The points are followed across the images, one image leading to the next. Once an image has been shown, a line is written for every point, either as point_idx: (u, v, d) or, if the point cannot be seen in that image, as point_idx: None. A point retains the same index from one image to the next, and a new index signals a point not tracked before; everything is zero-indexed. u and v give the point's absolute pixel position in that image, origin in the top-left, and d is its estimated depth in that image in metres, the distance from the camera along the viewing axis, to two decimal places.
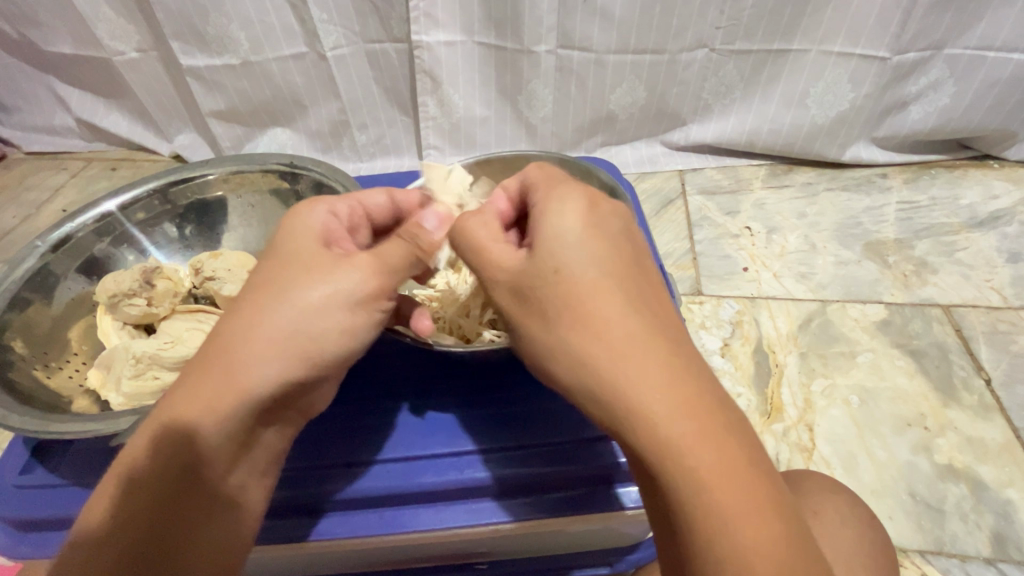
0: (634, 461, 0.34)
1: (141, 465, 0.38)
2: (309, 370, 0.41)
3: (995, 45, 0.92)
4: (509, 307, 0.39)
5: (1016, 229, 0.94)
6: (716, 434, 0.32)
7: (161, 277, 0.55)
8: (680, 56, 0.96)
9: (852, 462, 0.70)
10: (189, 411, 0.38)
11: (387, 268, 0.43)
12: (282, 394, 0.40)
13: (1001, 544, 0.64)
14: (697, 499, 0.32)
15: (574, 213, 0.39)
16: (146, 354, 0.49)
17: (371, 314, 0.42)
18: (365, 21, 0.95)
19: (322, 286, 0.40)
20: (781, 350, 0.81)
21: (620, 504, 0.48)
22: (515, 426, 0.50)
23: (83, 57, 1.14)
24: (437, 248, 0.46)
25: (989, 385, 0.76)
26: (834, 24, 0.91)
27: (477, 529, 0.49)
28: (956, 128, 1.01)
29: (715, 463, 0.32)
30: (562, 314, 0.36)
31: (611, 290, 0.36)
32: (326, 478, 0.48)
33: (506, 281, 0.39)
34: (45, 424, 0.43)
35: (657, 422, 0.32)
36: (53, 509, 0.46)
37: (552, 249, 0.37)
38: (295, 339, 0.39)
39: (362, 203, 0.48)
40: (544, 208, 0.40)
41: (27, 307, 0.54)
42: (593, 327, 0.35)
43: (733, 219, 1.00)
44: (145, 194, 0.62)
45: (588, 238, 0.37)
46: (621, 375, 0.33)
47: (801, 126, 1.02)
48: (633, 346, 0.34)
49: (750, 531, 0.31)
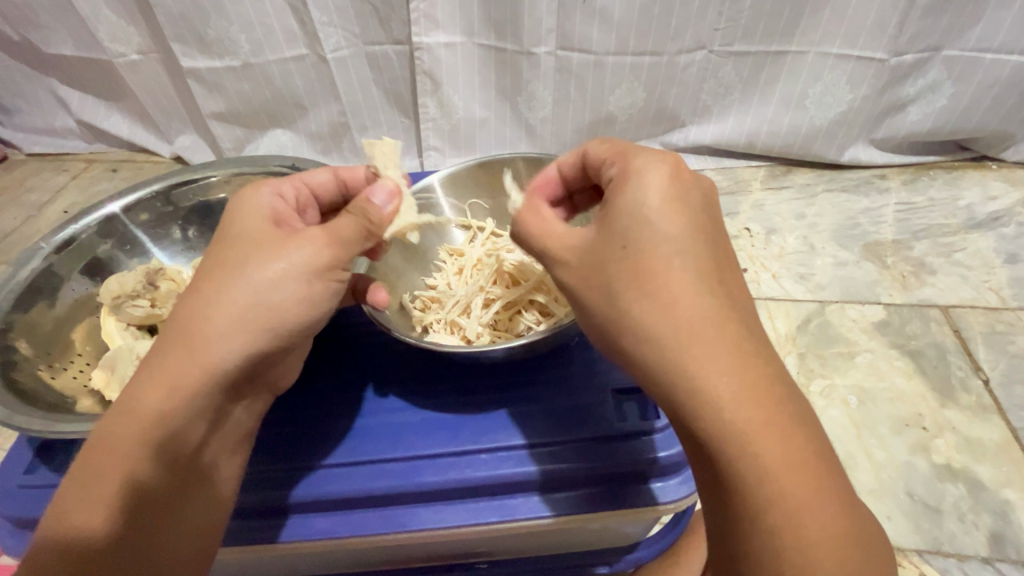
0: (688, 437, 0.35)
1: (116, 452, 0.38)
2: (270, 342, 0.42)
3: (992, 47, 0.92)
4: (576, 280, 0.39)
5: (1014, 230, 0.95)
6: (778, 422, 0.34)
7: (165, 278, 0.55)
8: (679, 57, 0.96)
9: (851, 462, 0.71)
10: (159, 388, 0.39)
11: (336, 240, 0.43)
12: (248, 367, 0.41)
13: (999, 543, 0.65)
14: (754, 483, 0.33)
15: (654, 190, 0.37)
16: None
17: (328, 284, 0.43)
18: (365, 23, 0.96)
19: (276, 261, 0.41)
20: (779, 350, 0.81)
21: (617, 504, 0.48)
22: (516, 425, 0.50)
23: (83, 59, 1.14)
24: (386, 221, 0.47)
25: (987, 385, 0.77)
26: (832, 26, 0.91)
27: (475, 528, 0.49)
28: (954, 129, 1.02)
29: (777, 451, 0.33)
30: (633, 292, 0.36)
31: (685, 272, 0.35)
32: (306, 478, 0.49)
33: (573, 255, 0.39)
34: (48, 424, 0.43)
35: (722, 406, 0.33)
36: None
37: (631, 225, 0.37)
38: (252, 311, 0.40)
39: (307, 182, 0.50)
40: (624, 180, 0.39)
41: (31, 308, 0.54)
42: (665, 307, 0.35)
43: (732, 220, 1.00)
44: (148, 196, 0.62)
45: (667, 218, 0.37)
46: (692, 357, 0.34)
47: (800, 127, 1.02)
48: (705, 330, 0.34)
49: (806, 513, 0.33)
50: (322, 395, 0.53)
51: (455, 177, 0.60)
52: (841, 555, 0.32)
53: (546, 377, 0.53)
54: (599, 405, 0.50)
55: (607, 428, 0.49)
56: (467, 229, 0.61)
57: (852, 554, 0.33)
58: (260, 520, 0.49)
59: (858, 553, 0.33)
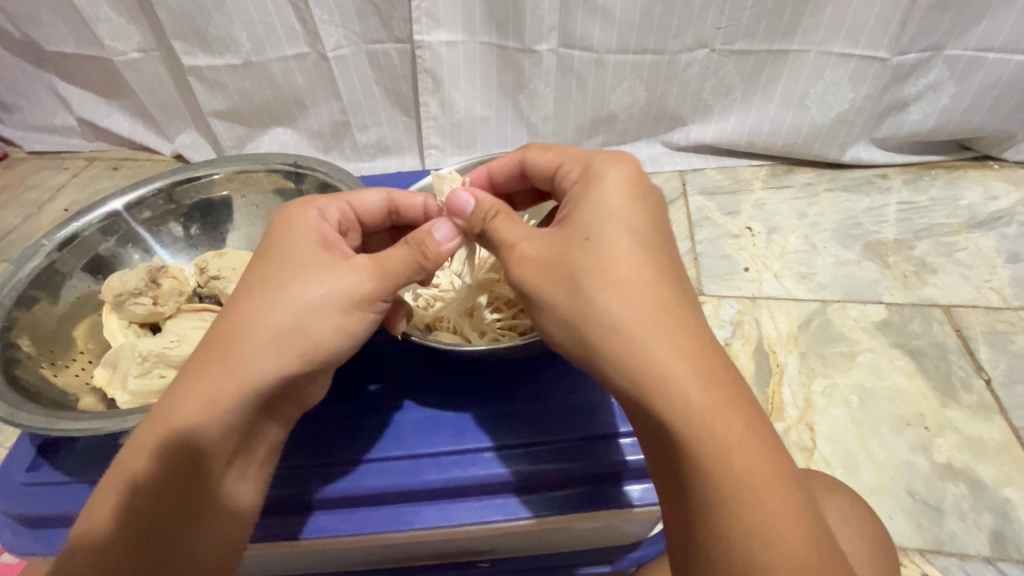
0: (652, 427, 0.36)
1: (138, 455, 0.39)
2: (305, 365, 0.41)
3: (995, 46, 0.92)
4: (535, 274, 0.39)
5: (1015, 230, 0.95)
6: (738, 407, 0.34)
7: (167, 276, 0.55)
8: (681, 56, 0.96)
9: (852, 462, 0.71)
10: (194, 399, 0.39)
11: (383, 269, 0.43)
12: (283, 387, 0.41)
13: (999, 543, 0.65)
14: (718, 464, 0.33)
15: (613, 192, 0.40)
16: (153, 353, 0.50)
17: (365, 315, 0.43)
18: (366, 22, 0.95)
19: (318, 284, 0.42)
20: (781, 350, 0.81)
21: (622, 502, 0.48)
22: (521, 423, 0.50)
23: (84, 57, 1.14)
24: (444, 256, 0.46)
25: (989, 385, 0.77)
26: (833, 25, 0.91)
27: (479, 527, 0.49)
28: (956, 129, 1.02)
29: (736, 431, 0.34)
30: (596, 281, 0.37)
31: (644, 265, 0.37)
32: (326, 477, 0.49)
33: (532, 248, 0.40)
34: (51, 422, 0.43)
35: (684, 388, 0.34)
36: (59, 507, 0.46)
37: (590, 220, 0.39)
38: (289, 331, 0.41)
39: (353, 206, 0.50)
40: (586, 184, 0.42)
41: (34, 305, 0.54)
42: (626, 295, 0.36)
43: (733, 220, 1.00)
44: (150, 193, 0.62)
45: (625, 216, 0.39)
46: (654, 347, 0.35)
47: (802, 126, 1.02)
48: (665, 320, 0.36)
49: (772, 502, 0.33)
50: (325, 394, 0.53)
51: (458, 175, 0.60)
52: (811, 545, 0.32)
53: (547, 376, 0.53)
54: (603, 405, 0.50)
55: (608, 426, 0.49)
56: None
57: (820, 544, 0.32)
58: (256, 519, 0.48)
59: (826, 543, 0.33)
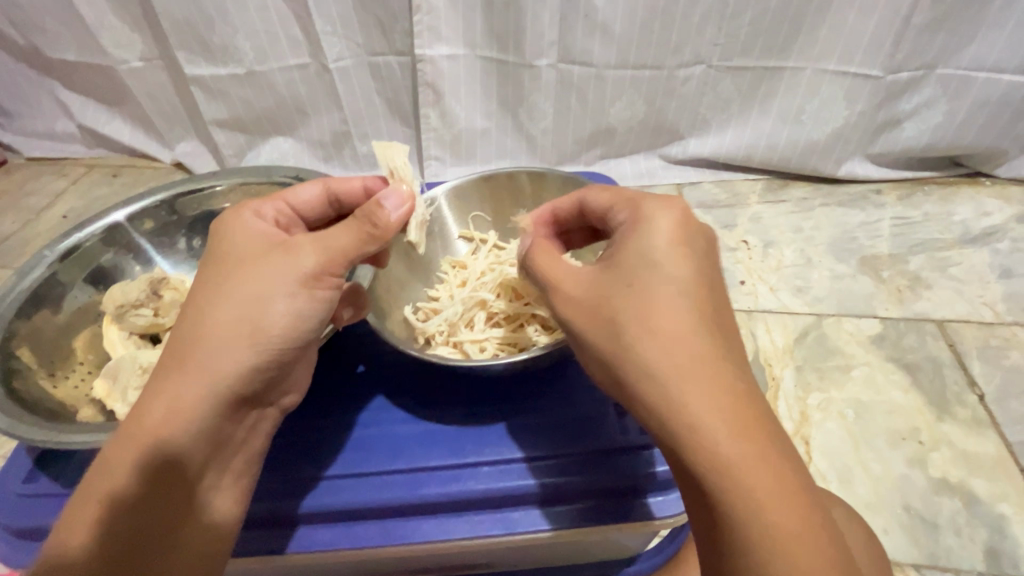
0: (678, 467, 0.36)
1: (113, 473, 0.38)
2: (266, 355, 0.42)
3: (985, 65, 0.94)
4: (578, 316, 0.40)
5: (1007, 246, 0.96)
6: (769, 459, 0.34)
7: (168, 288, 0.55)
8: (679, 71, 0.98)
9: (848, 476, 0.71)
10: (164, 406, 0.39)
11: (327, 249, 0.43)
12: (243, 386, 0.41)
13: (995, 558, 0.65)
14: (748, 514, 0.33)
15: (662, 238, 0.40)
16: (154, 365, 0.50)
17: (314, 295, 0.43)
18: (369, 34, 0.97)
19: (265, 276, 0.42)
20: (777, 363, 0.82)
21: (620, 517, 0.48)
22: (520, 437, 0.50)
23: (87, 65, 1.15)
24: (395, 225, 0.45)
25: (983, 400, 0.77)
26: (828, 43, 0.93)
27: (479, 541, 0.49)
28: (949, 146, 1.03)
29: (764, 482, 0.34)
30: (632, 326, 0.37)
31: (685, 313, 0.37)
32: (319, 489, 0.49)
33: (575, 292, 0.41)
34: (52, 435, 0.43)
35: (716, 442, 0.34)
36: (55, 518, 0.46)
37: (635, 265, 0.40)
38: (241, 326, 0.41)
39: (290, 202, 0.49)
40: (634, 226, 0.42)
41: (35, 314, 0.54)
42: (664, 341, 0.36)
43: (730, 233, 1.01)
44: (153, 205, 0.62)
45: (671, 264, 0.39)
46: (687, 392, 0.35)
47: (797, 141, 1.04)
48: (701, 368, 0.36)
49: (801, 556, 0.32)
50: (319, 407, 0.53)
51: (459, 190, 0.61)
52: None
53: (543, 390, 0.53)
54: (603, 419, 0.51)
55: (605, 441, 0.50)
56: (470, 242, 0.62)
57: None
58: (252, 530, 0.48)
59: None
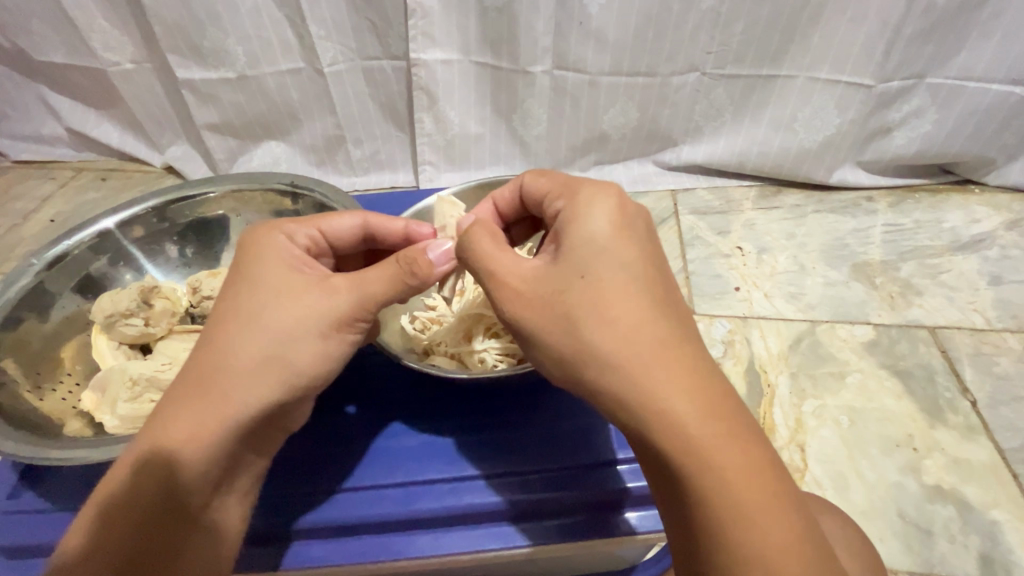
0: (654, 460, 0.36)
1: (118, 495, 0.38)
2: (291, 394, 0.41)
3: (973, 75, 0.95)
4: (529, 309, 0.39)
5: (996, 253, 0.97)
6: (736, 435, 0.35)
7: (160, 296, 0.54)
8: (673, 79, 0.98)
9: (842, 483, 0.71)
10: (186, 436, 0.38)
11: (364, 293, 0.42)
12: (264, 419, 0.41)
13: (988, 565, 0.65)
14: (724, 497, 0.34)
15: (603, 222, 0.40)
16: (143, 377, 0.48)
17: (345, 337, 0.43)
18: (363, 39, 0.97)
19: (294, 312, 0.41)
20: (771, 370, 0.82)
21: (621, 529, 0.48)
22: (515, 450, 0.50)
23: (76, 67, 1.14)
24: (433, 276, 0.43)
25: (974, 407, 0.78)
26: (820, 52, 0.94)
27: (476, 556, 0.48)
28: (938, 154, 1.04)
29: (737, 464, 0.34)
30: (589, 319, 0.37)
31: (637, 300, 0.37)
32: (319, 503, 0.48)
33: (525, 284, 0.40)
34: (37, 453, 0.42)
35: (686, 425, 0.34)
36: (38, 538, 0.45)
37: (584, 254, 0.39)
38: (267, 361, 0.40)
39: (324, 229, 0.48)
40: (573, 212, 0.41)
41: (21, 324, 0.53)
42: (621, 332, 0.36)
43: (724, 239, 1.01)
44: (143, 212, 0.60)
45: (617, 249, 0.39)
46: (653, 381, 0.35)
47: (790, 149, 1.04)
48: (660, 354, 0.36)
49: (773, 529, 0.33)
50: (319, 418, 0.52)
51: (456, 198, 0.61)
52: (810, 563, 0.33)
53: (543, 402, 0.52)
54: (599, 431, 0.50)
55: (605, 454, 0.49)
56: None
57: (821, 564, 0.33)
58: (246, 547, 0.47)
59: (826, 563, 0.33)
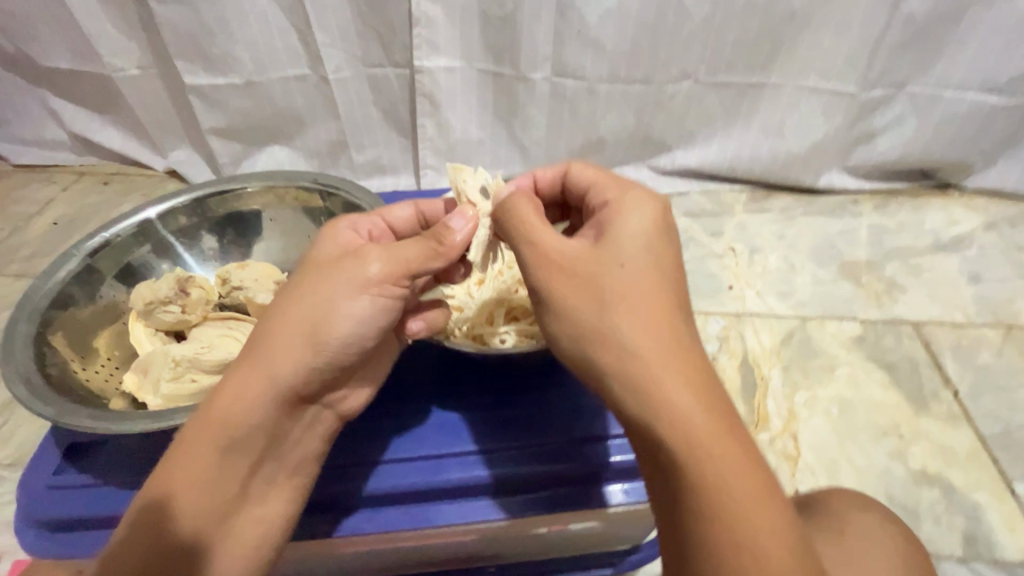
0: (653, 445, 0.37)
1: (179, 449, 0.42)
2: (323, 361, 0.45)
3: (950, 84, 1.01)
4: (559, 282, 0.41)
5: (975, 252, 1.02)
6: (737, 437, 0.37)
7: (194, 286, 0.56)
8: (667, 87, 1.02)
9: (834, 469, 0.75)
10: (230, 396, 0.43)
11: (397, 264, 0.45)
12: (298, 386, 0.45)
13: (971, 543, 0.69)
14: (720, 490, 0.35)
15: (642, 223, 0.43)
16: (185, 358, 0.51)
17: (377, 301, 0.45)
18: (368, 47, 1.00)
19: (331, 284, 0.45)
20: (765, 363, 0.85)
21: (606, 501, 0.51)
22: (533, 425, 0.52)
23: (81, 73, 1.16)
24: (459, 245, 0.47)
25: (956, 396, 0.82)
26: (806, 62, 0.99)
27: (481, 526, 0.51)
28: (919, 159, 1.09)
29: (735, 461, 0.36)
30: (615, 299, 0.39)
31: (664, 295, 0.40)
32: (362, 474, 0.51)
33: (561, 262, 0.42)
34: (96, 423, 0.44)
35: (690, 413, 0.36)
36: (86, 510, 0.47)
37: (622, 246, 0.42)
38: (305, 331, 0.44)
39: (387, 218, 0.52)
40: (615, 211, 0.44)
41: (67, 307, 0.55)
42: (645, 318, 0.39)
43: (717, 240, 1.05)
44: (184, 204, 0.63)
45: (654, 249, 0.42)
46: (668, 368, 0.37)
47: (779, 154, 1.09)
48: (676, 346, 0.38)
49: (764, 528, 0.35)
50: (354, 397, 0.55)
51: None
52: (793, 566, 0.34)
53: (558, 381, 0.54)
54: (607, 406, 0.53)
55: (604, 429, 0.52)
56: None
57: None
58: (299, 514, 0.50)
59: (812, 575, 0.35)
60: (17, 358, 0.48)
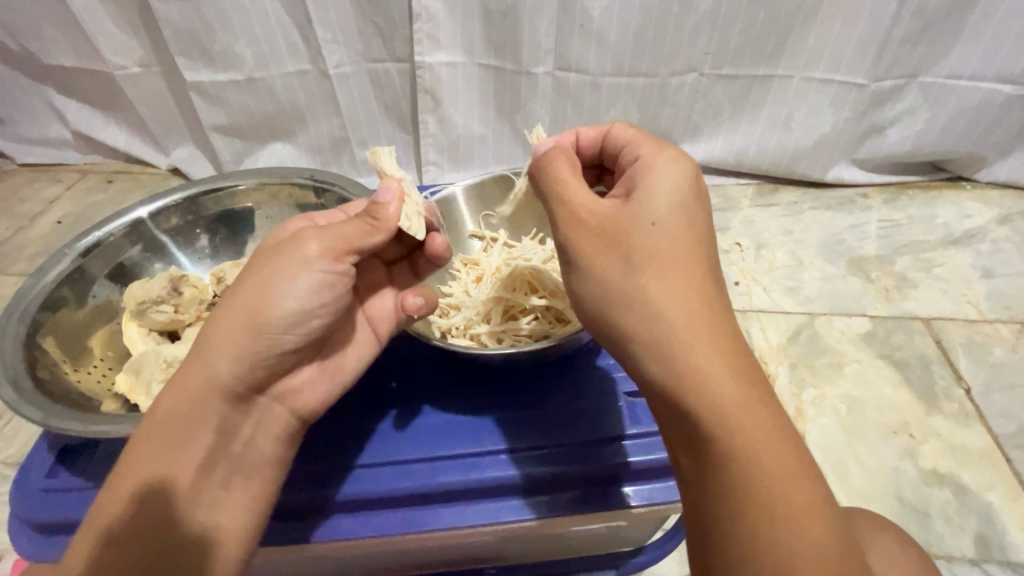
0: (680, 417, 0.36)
1: (138, 447, 0.43)
2: (266, 346, 0.44)
3: (964, 74, 0.98)
4: (587, 243, 0.38)
5: (988, 247, 1.00)
6: (760, 407, 0.35)
7: (187, 284, 0.56)
8: (672, 79, 1.01)
9: (842, 468, 0.73)
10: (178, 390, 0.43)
11: (332, 243, 0.45)
12: (245, 373, 0.44)
13: (984, 546, 0.67)
14: (747, 463, 0.34)
15: (674, 180, 0.40)
16: (178, 359, 0.50)
17: (320, 282, 0.44)
18: (369, 42, 0.99)
19: (270, 270, 0.44)
20: (771, 361, 0.84)
21: (627, 502, 0.49)
22: (534, 427, 0.51)
23: (83, 71, 1.15)
24: (392, 218, 0.47)
25: (968, 394, 0.80)
26: (815, 52, 0.97)
27: (502, 527, 0.50)
28: (931, 151, 1.07)
29: (762, 433, 0.35)
30: (642, 264, 0.37)
31: (694, 258, 0.37)
32: (350, 478, 0.50)
33: (591, 220, 0.39)
34: (84, 425, 0.43)
35: (717, 381, 0.35)
36: (78, 513, 0.46)
37: (655, 203, 0.39)
38: (248, 317, 0.43)
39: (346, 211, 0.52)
40: (646, 167, 0.41)
41: (59, 309, 0.55)
42: (674, 281, 0.36)
43: (723, 236, 1.04)
44: (176, 203, 0.63)
45: (683, 207, 0.39)
46: (694, 336, 0.35)
47: (787, 147, 1.07)
48: (703, 312, 0.36)
49: (794, 499, 0.34)
50: (350, 402, 0.54)
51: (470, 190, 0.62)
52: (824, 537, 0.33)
53: (558, 382, 0.54)
54: (613, 407, 0.52)
55: (617, 429, 0.51)
56: (481, 240, 0.63)
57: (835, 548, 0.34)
58: (273, 522, 0.49)
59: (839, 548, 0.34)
60: (6, 360, 0.48)
